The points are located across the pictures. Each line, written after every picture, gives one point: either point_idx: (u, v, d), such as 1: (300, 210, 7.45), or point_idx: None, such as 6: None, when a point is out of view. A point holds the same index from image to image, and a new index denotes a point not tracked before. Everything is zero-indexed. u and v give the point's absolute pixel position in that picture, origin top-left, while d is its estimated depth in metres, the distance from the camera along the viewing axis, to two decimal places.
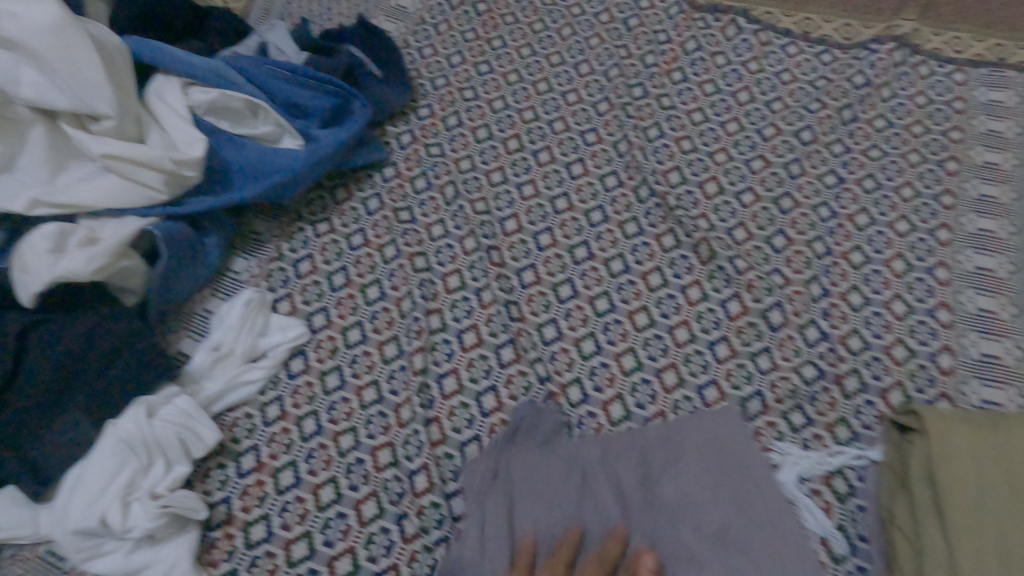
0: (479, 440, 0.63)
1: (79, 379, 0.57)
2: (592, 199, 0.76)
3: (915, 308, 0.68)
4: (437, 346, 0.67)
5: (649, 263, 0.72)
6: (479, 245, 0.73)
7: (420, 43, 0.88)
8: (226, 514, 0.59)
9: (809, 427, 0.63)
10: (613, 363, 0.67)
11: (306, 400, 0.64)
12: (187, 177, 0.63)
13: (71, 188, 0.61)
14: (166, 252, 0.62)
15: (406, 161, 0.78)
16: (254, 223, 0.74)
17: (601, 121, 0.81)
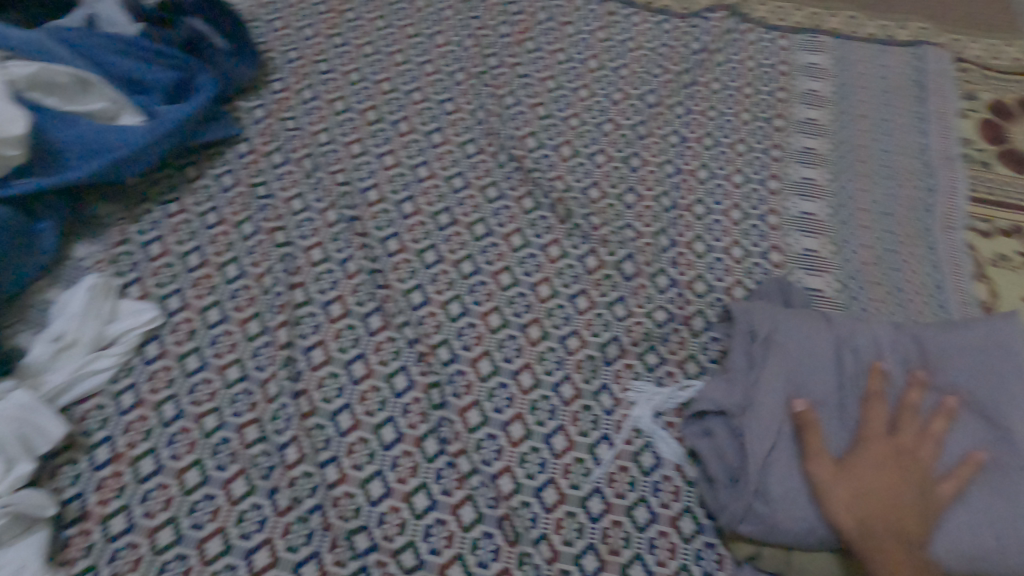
0: (350, 408, 0.63)
1: None
2: (453, 165, 0.77)
3: (751, 252, 0.74)
4: (302, 320, 0.67)
5: (511, 225, 0.74)
6: (341, 217, 0.73)
7: (270, 15, 0.86)
8: (81, 509, 0.57)
9: (662, 365, 0.67)
10: (480, 322, 0.68)
11: (165, 384, 0.63)
12: (10, 156, 0.59)
13: None
14: None
15: (261, 136, 0.77)
16: (96, 206, 0.70)
17: (459, 90, 0.82)
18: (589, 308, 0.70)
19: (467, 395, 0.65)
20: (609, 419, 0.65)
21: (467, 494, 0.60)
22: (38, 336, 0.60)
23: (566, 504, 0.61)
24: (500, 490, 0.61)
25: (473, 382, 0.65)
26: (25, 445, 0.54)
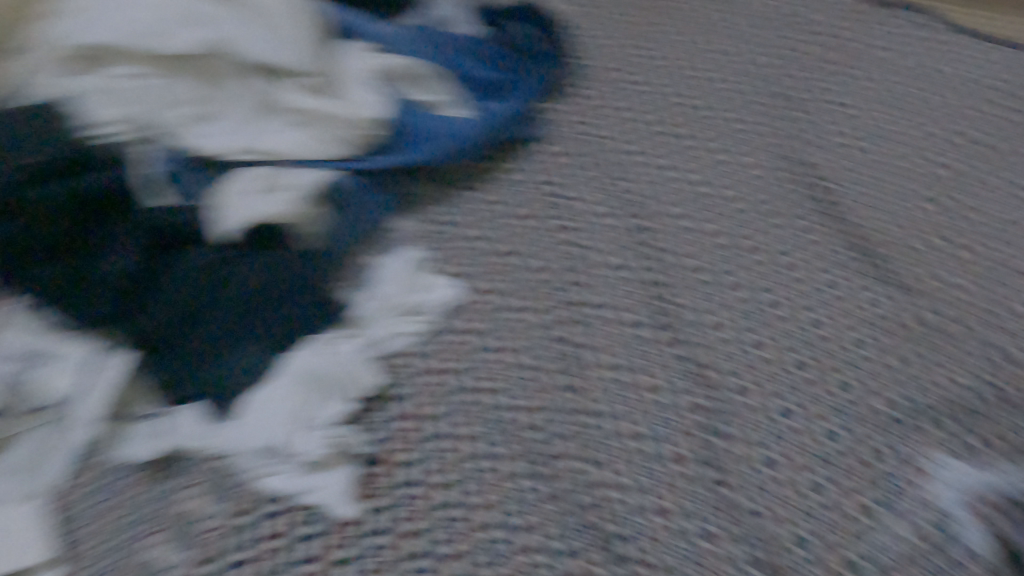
0: (631, 414, 0.66)
1: (267, 298, 0.66)
2: (739, 191, 0.83)
3: (975, 306, 0.75)
4: (589, 317, 0.72)
5: (762, 246, 0.78)
6: (628, 224, 0.80)
7: (572, 31, 0.98)
8: (374, 456, 0.63)
9: (926, 415, 0.67)
10: (768, 355, 0.70)
11: (458, 357, 0.69)
12: (374, 134, 0.78)
13: (269, 138, 0.75)
14: (351, 198, 0.74)
15: (560, 137, 0.87)
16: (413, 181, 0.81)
17: (749, 116, 0.90)
18: (841, 330, 0.72)
19: (754, 431, 0.65)
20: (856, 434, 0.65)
21: (746, 520, 0.61)
22: (367, 296, 0.70)
23: (841, 546, 0.59)
24: (778, 517, 0.61)
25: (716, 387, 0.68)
26: (340, 386, 0.64)
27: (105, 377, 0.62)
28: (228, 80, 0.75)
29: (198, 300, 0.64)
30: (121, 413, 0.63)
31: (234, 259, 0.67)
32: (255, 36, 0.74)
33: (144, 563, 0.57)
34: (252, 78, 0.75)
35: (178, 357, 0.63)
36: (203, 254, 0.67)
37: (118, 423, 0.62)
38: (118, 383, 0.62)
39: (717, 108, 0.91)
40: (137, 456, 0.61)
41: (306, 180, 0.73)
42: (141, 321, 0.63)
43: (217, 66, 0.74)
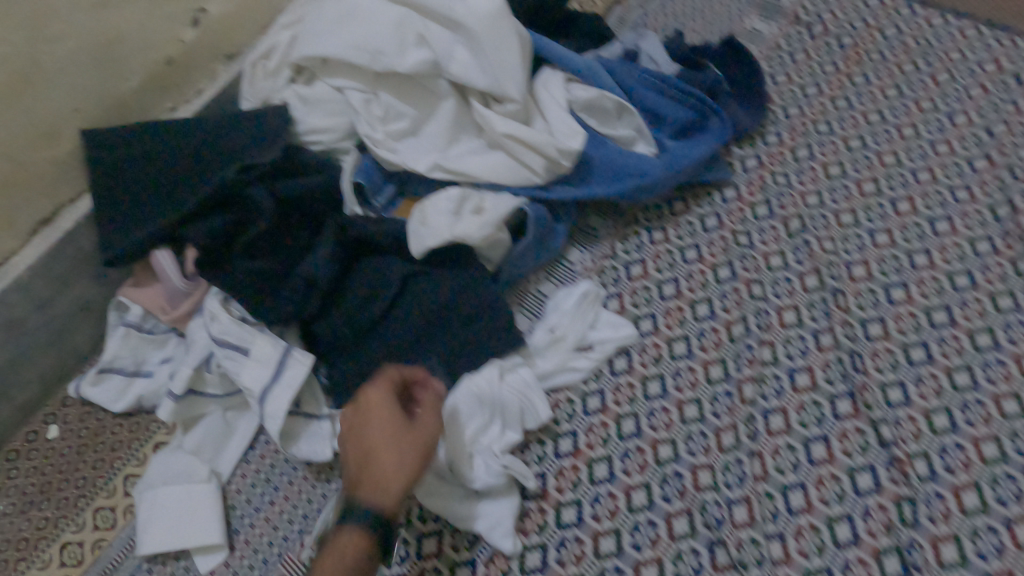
0: (804, 487, 0.67)
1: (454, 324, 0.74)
2: (958, 261, 0.77)
3: None
4: (767, 380, 0.73)
5: (977, 319, 0.73)
6: (821, 285, 0.78)
7: (774, 69, 0.96)
8: (543, 489, 0.70)
9: None
10: (970, 447, 0.66)
11: (628, 400, 0.74)
12: (563, 165, 0.78)
13: (463, 158, 0.79)
14: (532, 229, 0.77)
15: (749, 186, 0.87)
16: (594, 220, 0.87)
17: (977, 179, 0.82)
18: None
19: (945, 524, 0.63)
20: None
21: None
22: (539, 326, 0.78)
23: None
24: None
25: (908, 471, 0.66)
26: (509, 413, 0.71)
27: (288, 378, 0.71)
28: (439, 98, 0.79)
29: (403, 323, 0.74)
30: (303, 410, 0.75)
31: (420, 285, 0.75)
32: (456, 53, 0.76)
33: (307, 559, 0.70)
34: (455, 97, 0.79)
35: None
36: (391, 284, 0.74)
37: (294, 419, 0.74)
38: (297, 383, 0.72)
39: (936, 157, 0.85)
40: (312, 454, 0.72)
41: (493, 209, 0.75)
42: (360, 335, 0.75)
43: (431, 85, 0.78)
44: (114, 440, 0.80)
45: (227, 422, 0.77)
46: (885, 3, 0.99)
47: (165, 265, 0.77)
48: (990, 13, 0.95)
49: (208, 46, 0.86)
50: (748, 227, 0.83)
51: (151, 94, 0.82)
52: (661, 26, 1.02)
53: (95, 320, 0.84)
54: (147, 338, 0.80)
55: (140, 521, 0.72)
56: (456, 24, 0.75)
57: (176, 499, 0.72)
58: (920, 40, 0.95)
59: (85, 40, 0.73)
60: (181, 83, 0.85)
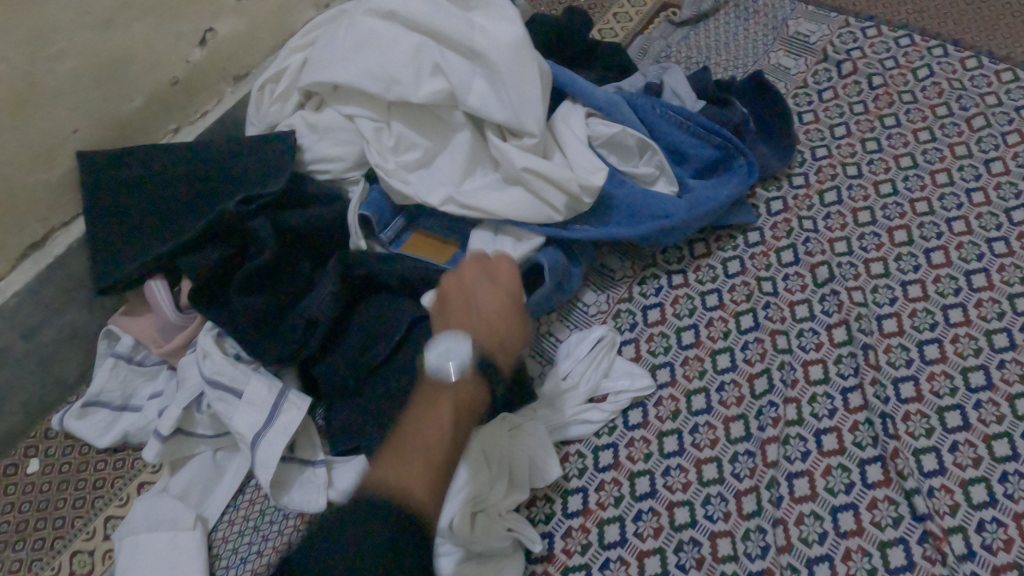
0: (831, 560, 0.62)
1: None
2: (996, 318, 0.73)
3: None
4: (791, 440, 0.69)
5: (1017, 383, 0.69)
6: (850, 338, 0.74)
7: (801, 107, 0.92)
8: (548, 551, 0.66)
9: None
10: (1011, 523, 0.62)
11: (642, 457, 0.70)
12: (584, 202, 0.74)
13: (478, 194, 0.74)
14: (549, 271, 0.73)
15: (774, 229, 0.83)
16: (609, 260, 0.83)
17: (1014, 231, 0.78)
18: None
19: None
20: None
21: None
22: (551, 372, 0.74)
23: None
24: None
25: (944, 548, 0.61)
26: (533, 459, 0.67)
27: (283, 423, 0.67)
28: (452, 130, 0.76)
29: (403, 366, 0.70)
30: (298, 456, 0.70)
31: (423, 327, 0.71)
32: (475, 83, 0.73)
33: None
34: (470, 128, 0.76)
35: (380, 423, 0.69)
36: (396, 326, 0.71)
37: (287, 466, 0.70)
38: (293, 429, 0.67)
39: (971, 206, 0.81)
40: (305, 505, 0.68)
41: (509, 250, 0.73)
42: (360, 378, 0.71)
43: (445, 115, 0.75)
44: (97, 477, 0.76)
45: (217, 464, 0.74)
46: (917, 42, 0.96)
47: (158, 296, 0.73)
48: None
49: (213, 67, 0.82)
50: (772, 273, 0.79)
51: (151, 115, 0.78)
52: (684, 58, 0.99)
53: (84, 348, 0.80)
54: (136, 370, 0.77)
55: (118, 567, 0.67)
56: (475, 54, 0.72)
57: (156, 548, 0.67)
58: (954, 82, 0.91)
59: (83, 59, 0.69)
60: (183, 105, 0.81)
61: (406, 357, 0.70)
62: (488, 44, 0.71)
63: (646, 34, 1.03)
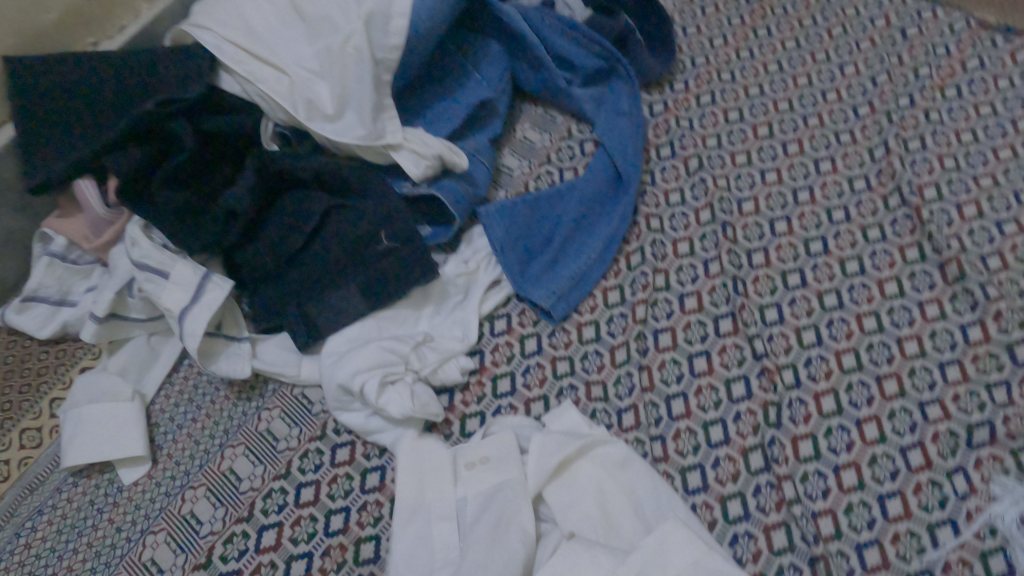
0: (685, 396, 0.74)
1: (368, 253, 0.79)
2: (837, 197, 0.84)
3: None
4: (658, 303, 0.80)
5: (848, 249, 0.81)
6: (714, 218, 0.84)
7: (686, 21, 1.01)
8: (450, 403, 0.77)
9: (977, 433, 0.69)
10: (831, 358, 0.74)
11: (531, 322, 0.81)
12: (453, 162, 0.82)
13: (351, 126, 0.79)
14: (427, 186, 0.82)
15: (655, 129, 0.92)
16: (506, 160, 0.91)
17: (859, 124, 0.89)
18: (913, 338, 0.74)
19: (804, 425, 0.71)
20: (910, 434, 0.69)
21: (783, 518, 0.67)
22: (451, 258, 0.83)
23: (840, 527, 0.66)
24: (814, 506, 0.67)
25: (775, 379, 0.73)
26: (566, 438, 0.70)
27: (208, 300, 0.75)
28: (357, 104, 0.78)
29: (319, 251, 0.78)
30: (224, 332, 0.78)
31: (334, 217, 0.79)
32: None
33: (227, 470, 0.74)
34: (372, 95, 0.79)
35: (297, 301, 0.78)
36: (311, 216, 0.78)
37: (213, 340, 0.77)
38: (218, 305, 0.75)
39: (825, 104, 0.91)
40: (231, 372, 0.77)
41: (401, 159, 0.80)
42: (281, 264, 0.79)
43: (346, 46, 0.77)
44: (39, 366, 0.82)
45: (151, 346, 0.80)
46: None
47: (87, 194, 0.79)
48: None
49: None
50: (650, 167, 0.89)
51: (72, 29, 0.83)
52: None
53: (20, 249, 0.85)
54: (70, 267, 0.83)
55: (64, 436, 0.75)
56: None
57: (98, 416, 0.75)
58: None
59: None
60: (102, 20, 0.86)
61: (320, 244, 0.78)
62: None
63: None
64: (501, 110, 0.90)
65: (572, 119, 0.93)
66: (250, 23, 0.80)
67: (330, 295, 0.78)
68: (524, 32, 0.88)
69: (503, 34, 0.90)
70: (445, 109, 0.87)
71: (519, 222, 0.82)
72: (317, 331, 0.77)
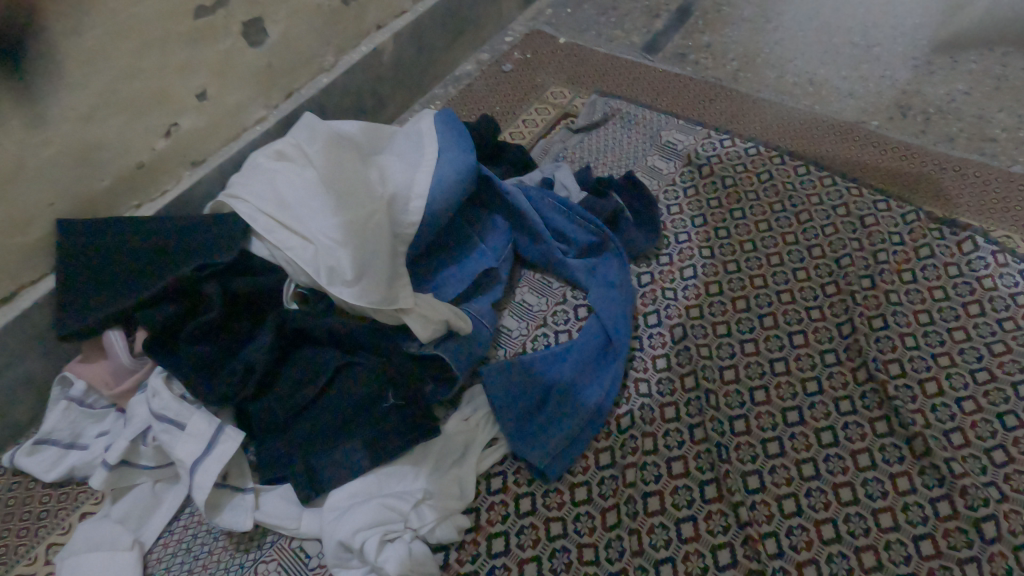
0: (673, 561, 0.77)
1: (376, 410, 0.83)
2: (810, 368, 0.92)
3: None
4: (647, 466, 0.85)
5: (822, 419, 0.87)
6: (698, 385, 0.91)
7: (669, 201, 1.13)
8: (444, 561, 0.79)
9: None
10: (811, 528, 0.79)
11: (526, 481, 0.85)
12: (462, 327, 0.90)
13: (366, 289, 0.85)
14: (431, 347, 0.89)
15: (643, 298, 1.01)
16: (506, 323, 0.99)
17: (827, 300, 0.98)
18: (886, 511, 0.79)
19: None
20: None
21: None
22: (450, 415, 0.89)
23: None
24: None
25: (759, 549, 0.77)
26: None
27: (216, 455, 0.79)
28: (374, 271, 0.86)
29: (329, 404, 0.83)
30: (229, 483, 0.81)
31: (344, 374, 0.84)
32: (415, 180, 0.92)
33: None
34: (393, 266, 0.88)
35: (304, 456, 0.81)
36: (324, 372, 0.84)
37: (222, 490, 0.81)
38: (225, 458, 0.79)
39: (796, 282, 1.01)
40: (233, 526, 0.79)
41: (414, 322, 0.87)
42: (290, 416, 0.83)
43: (372, 222, 0.87)
44: (40, 509, 0.84)
45: (156, 493, 0.83)
46: (761, 150, 1.16)
47: (115, 344, 0.84)
48: (842, 166, 1.15)
49: (176, 155, 0.97)
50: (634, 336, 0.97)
51: (118, 193, 0.93)
52: (576, 158, 1.20)
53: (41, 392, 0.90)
54: (86, 412, 0.86)
55: None
56: (411, 163, 0.94)
57: (95, 565, 0.76)
58: (788, 184, 1.11)
59: (64, 148, 0.84)
60: (146, 184, 0.95)
61: (331, 398, 0.84)
62: (418, 154, 0.95)
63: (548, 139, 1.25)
64: (503, 276, 0.99)
65: (566, 284, 1.02)
66: (280, 193, 0.89)
67: (335, 450, 0.82)
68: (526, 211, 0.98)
69: (506, 210, 1.01)
70: (454, 275, 0.95)
71: (516, 380, 0.88)
72: (322, 486, 0.80)
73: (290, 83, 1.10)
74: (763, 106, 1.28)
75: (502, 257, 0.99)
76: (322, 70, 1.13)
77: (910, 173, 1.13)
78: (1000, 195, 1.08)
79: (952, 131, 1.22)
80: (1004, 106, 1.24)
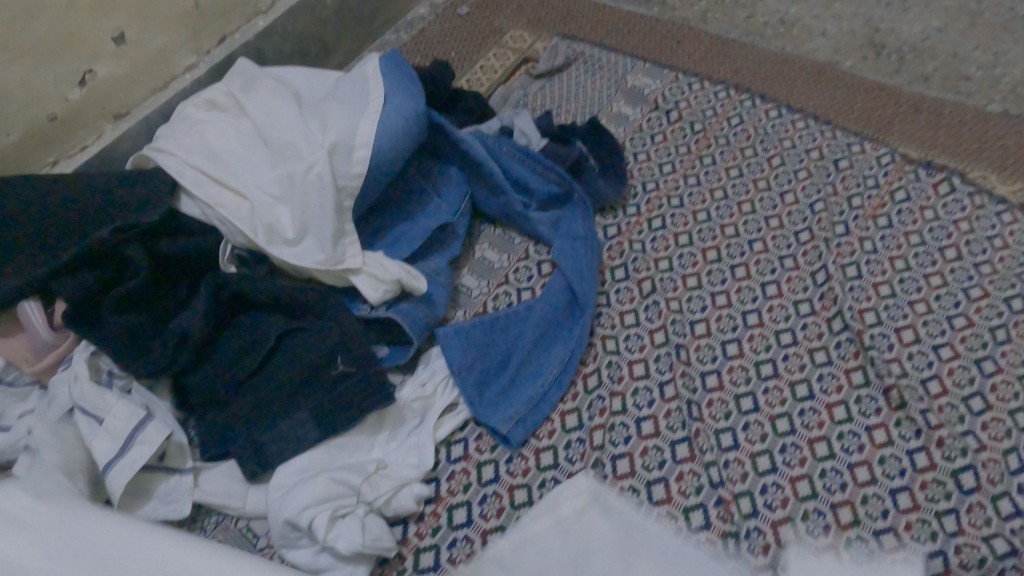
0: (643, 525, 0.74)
1: (321, 377, 0.77)
2: (784, 320, 0.87)
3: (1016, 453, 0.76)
4: (615, 427, 0.80)
5: (797, 372, 0.83)
6: (668, 340, 0.86)
7: (637, 148, 1.07)
8: (403, 534, 0.75)
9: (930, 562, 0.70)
10: (786, 486, 0.75)
11: (488, 448, 0.80)
12: (417, 287, 0.83)
13: (307, 251, 0.79)
14: (383, 308, 0.83)
15: (609, 253, 0.96)
16: (465, 282, 0.93)
17: (801, 249, 0.94)
18: (863, 464, 0.76)
19: (763, 556, 0.71)
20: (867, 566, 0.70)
21: None
22: (407, 380, 0.83)
23: None
24: None
25: (732, 509, 0.74)
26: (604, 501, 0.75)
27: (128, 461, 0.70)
28: (314, 230, 0.79)
29: (273, 371, 0.77)
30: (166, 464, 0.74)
31: (289, 340, 0.78)
32: (357, 125, 0.83)
33: None
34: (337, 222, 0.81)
35: (247, 429, 0.75)
36: (265, 338, 0.77)
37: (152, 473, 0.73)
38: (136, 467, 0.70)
39: (768, 231, 0.96)
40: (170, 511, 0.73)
41: (361, 284, 0.80)
42: (231, 388, 0.77)
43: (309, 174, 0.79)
44: None
45: None
46: (731, 96, 1.12)
47: (31, 317, 0.76)
48: (815, 108, 1.10)
49: (94, 106, 0.88)
50: None
51: (29, 149, 0.83)
52: (538, 105, 1.13)
53: None
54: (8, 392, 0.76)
55: None
56: (353, 107, 0.85)
57: None
58: (759, 129, 1.07)
59: None
60: (61, 139, 0.86)
61: (275, 365, 0.77)
62: (360, 97, 0.86)
63: (507, 85, 1.17)
64: (461, 232, 0.92)
65: (529, 240, 0.96)
66: (214, 149, 0.83)
67: (279, 422, 0.75)
68: (484, 159, 0.91)
69: (462, 161, 0.94)
70: (406, 232, 0.89)
71: (476, 340, 0.83)
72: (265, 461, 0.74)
73: (222, 27, 1.00)
74: (736, 45, 1.22)
75: (459, 207, 0.92)
76: (257, 12, 1.04)
77: (885, 115, 1.08)
78: (976, 133, 1.04)
79: (927, 71, 1.17)
80: (980, 43, 1.19)
